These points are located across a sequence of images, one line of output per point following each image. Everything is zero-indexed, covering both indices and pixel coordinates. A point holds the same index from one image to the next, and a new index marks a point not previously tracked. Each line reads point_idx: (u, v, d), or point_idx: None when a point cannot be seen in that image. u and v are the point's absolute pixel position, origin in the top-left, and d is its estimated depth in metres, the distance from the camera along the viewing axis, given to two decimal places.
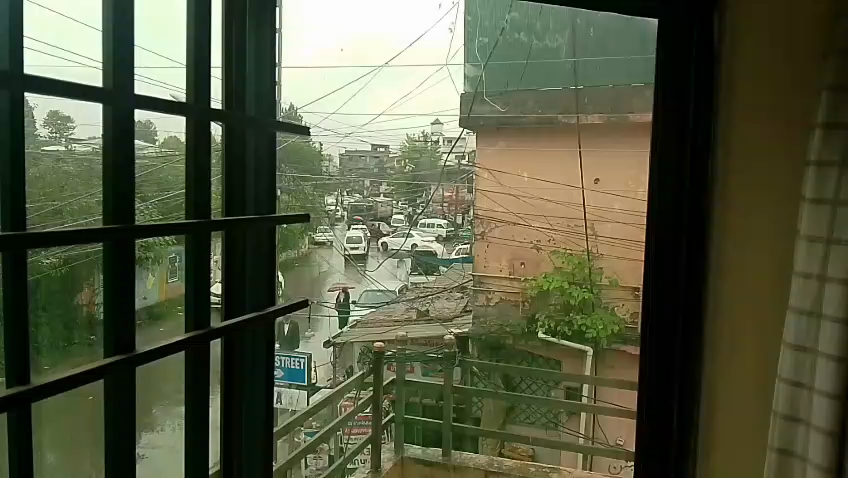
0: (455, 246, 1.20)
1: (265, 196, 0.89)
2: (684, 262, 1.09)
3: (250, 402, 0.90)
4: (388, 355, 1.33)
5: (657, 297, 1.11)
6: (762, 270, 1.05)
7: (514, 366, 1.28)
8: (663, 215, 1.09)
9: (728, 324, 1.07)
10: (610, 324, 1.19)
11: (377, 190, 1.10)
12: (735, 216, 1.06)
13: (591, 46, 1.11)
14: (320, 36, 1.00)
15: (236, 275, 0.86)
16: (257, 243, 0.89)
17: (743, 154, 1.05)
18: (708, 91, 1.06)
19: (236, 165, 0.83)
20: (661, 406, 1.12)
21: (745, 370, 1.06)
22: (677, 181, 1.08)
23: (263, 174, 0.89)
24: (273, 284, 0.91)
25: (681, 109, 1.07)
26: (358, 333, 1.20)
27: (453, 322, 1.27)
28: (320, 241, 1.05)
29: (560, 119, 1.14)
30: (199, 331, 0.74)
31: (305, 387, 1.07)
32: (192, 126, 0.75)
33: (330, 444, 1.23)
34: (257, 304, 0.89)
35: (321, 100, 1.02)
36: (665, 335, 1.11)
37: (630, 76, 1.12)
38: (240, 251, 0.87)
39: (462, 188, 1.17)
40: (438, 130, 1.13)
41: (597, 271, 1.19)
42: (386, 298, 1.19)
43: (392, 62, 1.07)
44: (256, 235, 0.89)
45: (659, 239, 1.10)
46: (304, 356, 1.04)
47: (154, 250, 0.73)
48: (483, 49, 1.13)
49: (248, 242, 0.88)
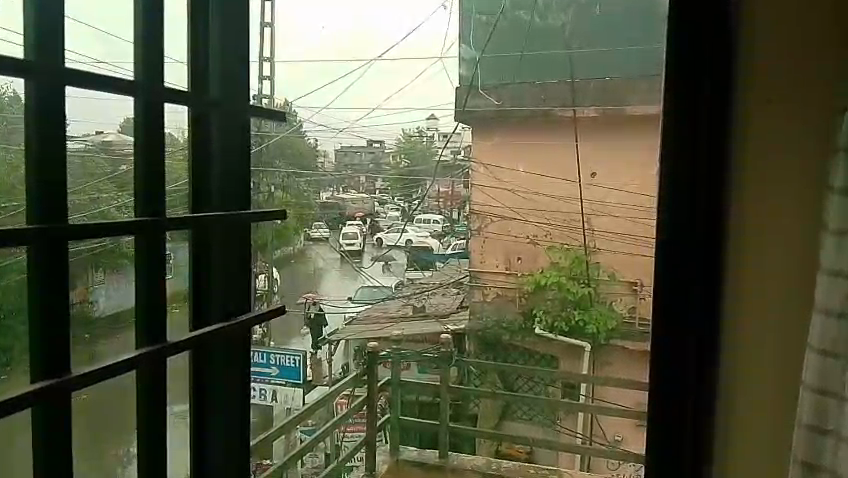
0: (450, 242, 1.22)
1: (244, 199, 0.88)
2: (697, 276, 0.97)
3: (219, 404, 0.87)
4: (383, 355, 1.41)
5: (668, 313, 0.99)
6: (787, 287, 0.93)
7: (511, 364, 1.30)
8: (676, 222, 0.97)
9: (750, 345, 0.95)
10: (608, 319, 1.13)
11: (373, 186, 1.16)
12: (753, 223, 0.94)
13: (592, 31, 1.08)
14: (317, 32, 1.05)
15: (203, 278, 0.84)
16: (224, 247, 0.86)
17: (767, 155, 0.92)
18: (725, 83, 0.93)
19: (204, 156, 0.83)
20: (671, 433, 1.00)
21: (768, 392, 0.95)
22: (688, 184, 0.96)
23: (233, 171, 0.86)
24: (245, 285, 0.89)
25: (693, 104, 0.95)
26: (351, 329, 1.30)
27: (448, 318, 1.32)
28: (316, 237, 1.13)
29: (555, 113, 1.13)
30: (156, 347, 0.70)
31: (301, 384, 1.19)
32: (142, 115, 0.70)
33: (326, 444, 1.39)
34: (229, 311, 0.86)
35: (317, 94, 1.07)
36: (676, 357, 0.99)
37: (633, 70, 1.05)
38: (214, 255, 0.85)
39: (457, 183, 1.19)
40: (434, 125, 1.16)
41: (595, 265, 1.15)
42: (382, 294, 1.27)
43: (384, 56, 1.11)
44: (214, 239, 0.85)
45: (670, 250, 0.98)
46: (299, 355, 1.13)
47: None
48: (478, 40, 1.14)
49: (213, 244, 0.85)
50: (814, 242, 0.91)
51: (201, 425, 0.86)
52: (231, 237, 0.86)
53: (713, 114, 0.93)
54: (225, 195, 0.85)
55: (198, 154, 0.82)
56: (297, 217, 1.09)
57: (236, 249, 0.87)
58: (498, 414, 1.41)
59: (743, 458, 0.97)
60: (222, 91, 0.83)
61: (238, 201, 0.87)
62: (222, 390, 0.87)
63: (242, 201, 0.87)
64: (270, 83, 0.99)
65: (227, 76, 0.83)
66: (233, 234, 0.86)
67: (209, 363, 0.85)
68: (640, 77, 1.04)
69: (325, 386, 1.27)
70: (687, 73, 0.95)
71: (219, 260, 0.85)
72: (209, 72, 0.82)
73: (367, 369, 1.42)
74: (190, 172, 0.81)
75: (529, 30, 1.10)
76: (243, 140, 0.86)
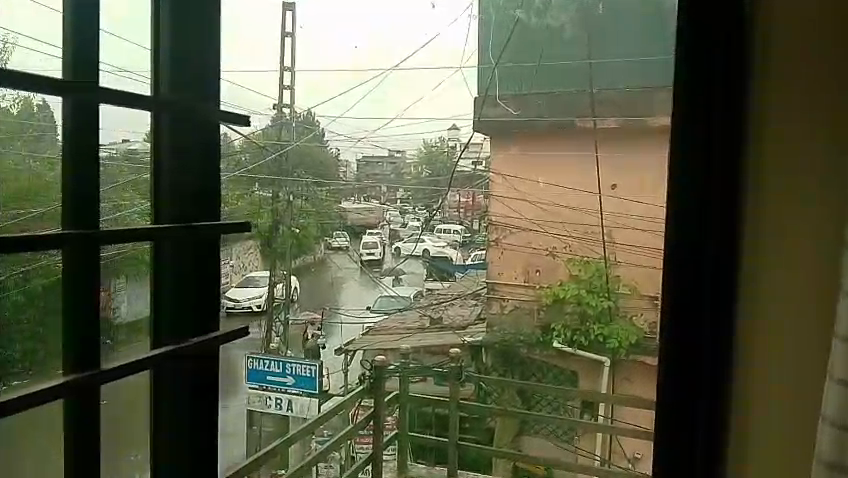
0: (470, 251, 1.20)
1: (206, 213, 0.77)
2: (710, 279, 0.96)
3: (181, 402, 0.78)
4: (391, 369, 1.41)
5: (683, 316, 0.99)
6: (801, 286, 0.93)
7: (530, 382, 1.28)
8: (691, 224, 0.98)
9: (766, 345, 0.96)
10: (631, 334, 1.11)
11: (394, 195, 1.15)
12: (767, 224, 0.94)
13: (608, 45, 1.10)
14: (343, 36, 1.06)
15: (162, 292, 0.76)
16: (181, 263, 0.77)
17: (781, 157, 0.93)
18: (739, 85, 0.93)
19: (163, 153, 0.73)
20: (684, 432, 1.01)
21: (785, 392, 0.95)
22: (703, 187, 0.97)
23: (194, 167, 0.76)
24: (205, 297, 0.78)
25: (707, 107, 0.95)
26: (369, 339, 1.29)
27: (465, 330, 1.29)
28: (335, 246, 1.14)
29: (575, 123, 1.13)
30: (89, 372, 0.62)
31: (316, 394, 1.22)
32: (69, 118, 0.62)
33: (340, 455, 1.45)
34: (201, 321, 0.78)
35: (334, 101, 1.08)
36: (691, 358, 0.99)
37: (645, 81, 1.08)
38: (173, 271, 0.76)
39: (478, 194, 1.18)
40: (455, 135, 1.16)
41: (615, 278, 1.13)
42: (400, 305, 1.25)
43: (401, 66, 1.11)
44: (172, 253, 0.76)
45: (686, 253, 0.98)
46: (315, 365, 1.18)
47: (141, 256, 0.74)
48: (496, 47, 1.13)
49: (170, 260, 0.76)
50: (835, 241, 0.91)
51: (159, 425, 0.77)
52: (189, 252, 0.77)
53: (726, 117, 0.94)
54: (178, 206, 0.75)
55: (157, 155, 0.73)
56: (317, 225, 1.12)
57: (194, 268, 0.77)
58: (514, 430, 1.39)
59: (761, 457, 0.97)
60: (189, 93, 0.75)
61: (195, 213, 0.76)
62: (183, 390, 0.77)
63: (202, 214, 0.77)
64: (290, 93, 1.02)
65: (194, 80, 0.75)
66: (192, 248, 0.77)
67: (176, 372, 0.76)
68: (660, 90, 1.05)
69: (341, 397, 1.33)
70: (697, 75, 0.96)
71: (179, 277, 0.77)
72: (186, 78, 0.75)
73: (376, 382, 1.43)
74: (158, 179, 0.74)
75: (547, 43, 1.12)
76: (205, 143, 0.76)
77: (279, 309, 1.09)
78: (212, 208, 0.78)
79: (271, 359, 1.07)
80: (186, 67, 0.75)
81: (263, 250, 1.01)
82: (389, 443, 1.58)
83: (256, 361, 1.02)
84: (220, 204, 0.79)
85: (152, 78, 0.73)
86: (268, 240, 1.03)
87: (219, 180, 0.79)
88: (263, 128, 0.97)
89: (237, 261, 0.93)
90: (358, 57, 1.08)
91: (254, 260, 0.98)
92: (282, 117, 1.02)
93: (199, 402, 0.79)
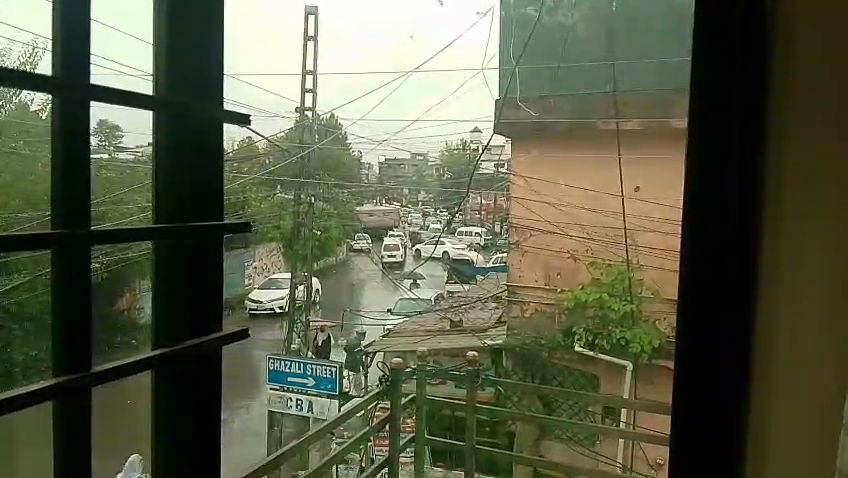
0: (492, 254, 1.22)
1: (206, 212, 0.70)
2: (726, 283, 0.86)
3: (184, 402, 0.70)
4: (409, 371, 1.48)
5: (696, 324, 0.89)
6: (825, 296, 0.81)
7: (552, 386, 1.29)
8: (706, 221, 0.88)
9: (788, 369, 0.83)
10: (652, 338, 1.05)
11: (416, 198, 1.15)
12: (789, 229, 0.83)
13: (630, 45, 1.05)
14: (366, 37, 1.05)
15: (162, 290, 0.69)
16: (180, 265, 0.69)
17: (800, 150, 0.82)
18: (758, 73, 0.83)
19: (163, 138, 0.66)
20: (692, 463, 0.90)
21: (811, 425, 0.82)
22: (719, 180, 0.87)
23: (196, 156, 0.68)
24: (206, 297, 0.71)
25: (724, 97, 0.86)
26: (391, 341, 1.35)
27: (486, 333, 1.33)
28: (358, 248, 1.17)
29: (597, 122, 1.10)
30: (79, 374, 0.56)
31: (337, 395, 1.27)
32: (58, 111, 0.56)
33: (360, 455, 1.57)
34: (203, 320, 0.70)
35: (348, 106, 1.09)
36: (706, 371, 0.88)
37: (656, 82, 1.00)
38: (170, 274, 0.69)
39: (499, 197, 1.20)
40: (478, 138, 1.18)
41: (637, 282, 1.07)
42: (421, 307, 1.30)
43: (421, 68, 1.11)
44: (174, 254, 0.69)
45: (699, 254, 0.88)
46: (335, 366, 1.22)
47: (136, 254, 0.68)
48: (513, 48, 1.13)
49: (172, 262, 0.69)
50: None
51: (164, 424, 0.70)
52: (188, 252, 0.69)
53: (746, 101, 0.84)
54: (175, 202, 0.68)
55: (157, 139, 0.67)
56: (339, 227, 1.16)
57: (194, 271, 0.70)
58: (536, 433, 1.43)
59: None
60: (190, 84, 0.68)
61: (194, 211, 0.69)
62: (186, 388, 0.70)
63: (203, 213, 0.69)
64: (313, 96, 1.01)
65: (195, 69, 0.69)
66: (193, 248, 0.70)
67: (169, 375, 0.68)
68: (674, 86, 0.96)
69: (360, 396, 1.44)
70: (712, 65, 0.86)
71: (177, 283, 0.69)
72: (190, 71, 0.68)
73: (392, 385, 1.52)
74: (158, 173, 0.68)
75: (566, 40, 1.10)
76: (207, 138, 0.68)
77: (300, 311, 1.08)
78: (215, 204, 0.70)
79: (292, 360, 1.08)
80: (188, 62, 0.68)
81: (285, 252, 1.02)
82: (406, 444, 1.69)
83: (278, 362, 1.03)
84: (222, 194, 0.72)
85: (153, 75, 0.67)
86: (289, 241, 1.03)
87: (224, 168, 0.71)
88: (288, 130, 0.97)
89: (260, 261, 0.93)
90: (377, 60, 1.07)
91: (277, 262, 0.99)
92: (303, 121, 1.00)
93: (198, 405, 0.71)
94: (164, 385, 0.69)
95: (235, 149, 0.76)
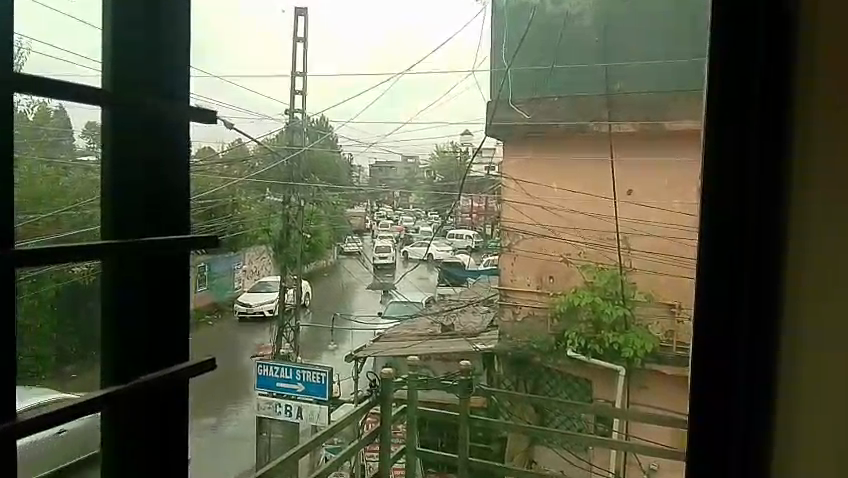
0: (482, 257, 1.25)
1: (166, 209, 0.53)
2: (745, 320, 0.69)
3: (151, 417, 0.55)
4: (397, 380, 1.56)
5: (712, 370, 0.71)
6: None
7: (545, 400, 1.35)
8: (723, 245, 0.70)
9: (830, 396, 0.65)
10: (645, 342, 1.06)
11: (406, 200, 1.16)
12: (819, 221, 0.66)
13: (626, 51, 1.02)
14: (348, 33, 0.98)
15: (123, 317, 0.54)
16: (138, 282, 0.54)
17: (823, 148, 0.65)
18: (781, 29, 0.66)
19: (111, 134, 0.50)
20: None
21: None
22: (738, 167, 0.69)
23: (154, 155, 0.52)
24: (169, 323, 0.56)
25: (744, 59, 0.68)
26: (381, 346, 1.40)
27: (477, 337, 1.38)
28: (349, 251, 1.15)
29: (591, 127, 1.09)
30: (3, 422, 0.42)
31: (326, 402, 1.27)
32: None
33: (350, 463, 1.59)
34: (166, 344, 0.55)
35: (340, 108, 1.07)
36: (722, 423, 0.71)
37: (645, 84, 1.02)
38: (123, 294, 0.53)
39: (490, 199, 1.22)
40: (468, 140, 1.17)
41: (630, 286, 1.10)
42: (410, 311, 1.34)
43: (412, 70, 1.09)
44: (130, 269, 0.53)
45: (716, 285, 0.71)
46: (324, 372, 1.22)
47: (95, 275, 0.53)
48: (508, 49, 1.10)
49: (128, 280, 0.53)
50: None
51: (123, 443, 0.54)
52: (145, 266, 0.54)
53: (768, 95, 0.67)
54: (126, 200, 0.51)
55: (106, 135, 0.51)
56: (329, 231, 1.14)
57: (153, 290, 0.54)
58: (528, 440, 1.48)
59: None
60: (132, 82, 0.51)
61: (151, 211, 0.53)
62: (154, 408, 0.54)
63: (163, 217, 0.53)
64: (302, 98, 0.97)
65: (150, 64, 0.52)
66: (153, 264, 0.54)
67: (133, 407, 0.53)
68: (644, 93, 1.03)
69: (352, 404, 1.45)
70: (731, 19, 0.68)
71: (131, 301, 0.53)
72: (137, 54, 0.51)
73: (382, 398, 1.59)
74: (104, 169, 0.51)
75: (563, 36, 1.05)
76: (171, 128, 0.52)
77: (289, 315, 1.06)
78: (176, 204, 0.54)
79: (281, 365, 1.08)
80: (138, 45, 0.51)
81: (275, 255, 0.99)
82: (397, 456, 1.72)
83: (265, 367, 1.01)
84: (185, 204, 0.55)
85: (101, 67, 0.51)
86: (278, 244, 1.01)
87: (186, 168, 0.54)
88: (276, 132, 0.93)
89: (250, 265, 0.90)
90: (371, 62, 1.04)
91: (266, 265, 0.96)
92: (293, 123, 0.97)
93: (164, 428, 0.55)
94: (122, 420, 0.53)
95: (226, 150, 0.71)
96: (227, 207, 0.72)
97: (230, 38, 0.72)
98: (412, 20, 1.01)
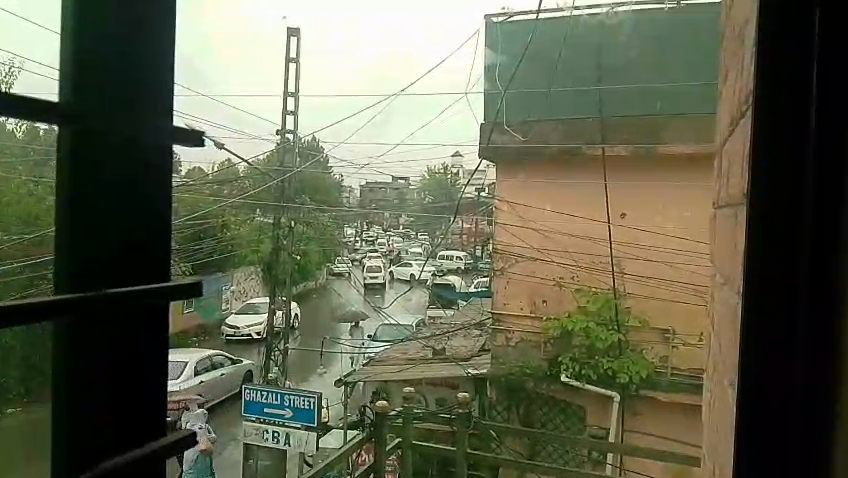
0: (473, 278, 1.28)
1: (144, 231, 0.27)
2: (800, 342, 0.30)
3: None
4: (392, 415, 1.54)
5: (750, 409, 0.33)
6: None
7: (534, 429, 1.36)
8: (771, 215, 0.32)
9: None
10: (641, 368, 1.08)
11: (397, 222, 1.11)
12: None
13: (619, 76, 1.06)
14: (371, 47, 0.90)
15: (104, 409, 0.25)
16: (113, 373, 0.25)
17: None
18: None
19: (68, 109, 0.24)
20: None
21: None
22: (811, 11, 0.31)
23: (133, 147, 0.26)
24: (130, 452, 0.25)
25: None
26: (372, 369, 1.41)
27: (470, 362, 1.37)
28: (338, 272, 1.10)
29: (583, 150, 1.13)
30: None
31: (315, 427, 1.24)
32: None
33: None
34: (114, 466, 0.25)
35: (334, 127, 1.00)
36: None
37: (644, 110, 1.07)
38: (90, 395, 0.25)
39: (481, 221, 1.23)
40: (459, 162, 1.12)
41: (625, 310, 1.16)
42: (403, 334, 1.37)
43: (408, 90, 1.04)
44: (100, 342, 0.25)
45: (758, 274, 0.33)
46: (313, 396, 1.21)
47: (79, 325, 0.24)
48: (502, 74, 1.08)
49: (96, 364, 0.25)
50: None
51: None
52: (127, 322, 0.26)
53: None
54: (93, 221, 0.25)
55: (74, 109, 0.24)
56: (319, 251, 1.09)
57: (130, 385, 0.26)
58: None
59: None
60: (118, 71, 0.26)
61: (125, 236, 0.26)
62: None
63: (143, 254, 0.27)
64: (294, 118, 0.91)
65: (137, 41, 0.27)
66: (149, 323, 0.27)
67: None
68: (643, 115, 1.06)
69: (342, 431, 1.44)
70: None
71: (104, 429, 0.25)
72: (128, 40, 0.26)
73: (374, 431, 1.54)
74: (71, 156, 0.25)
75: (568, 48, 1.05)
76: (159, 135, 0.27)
77: (277, 337, 1.05)
78: (161, 232, 0.28)
79: (270, 389, 1.06)
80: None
81: (263, 275, 0.91)
82: None
83: (254, 392, 0.99)
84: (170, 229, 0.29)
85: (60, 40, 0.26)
86: (268, 265, 0.92)
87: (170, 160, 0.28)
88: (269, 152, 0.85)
89: (240, 286, 0.81)
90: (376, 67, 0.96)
91: (254, 286, 0.87)
92: (283, 143, 0.89)
93: None
94: None
95: (216, 170, 0.62)
96: (217, 226, 0.64)
97: (226, 47, 0.58)
98: (411, 41, 0.93)
